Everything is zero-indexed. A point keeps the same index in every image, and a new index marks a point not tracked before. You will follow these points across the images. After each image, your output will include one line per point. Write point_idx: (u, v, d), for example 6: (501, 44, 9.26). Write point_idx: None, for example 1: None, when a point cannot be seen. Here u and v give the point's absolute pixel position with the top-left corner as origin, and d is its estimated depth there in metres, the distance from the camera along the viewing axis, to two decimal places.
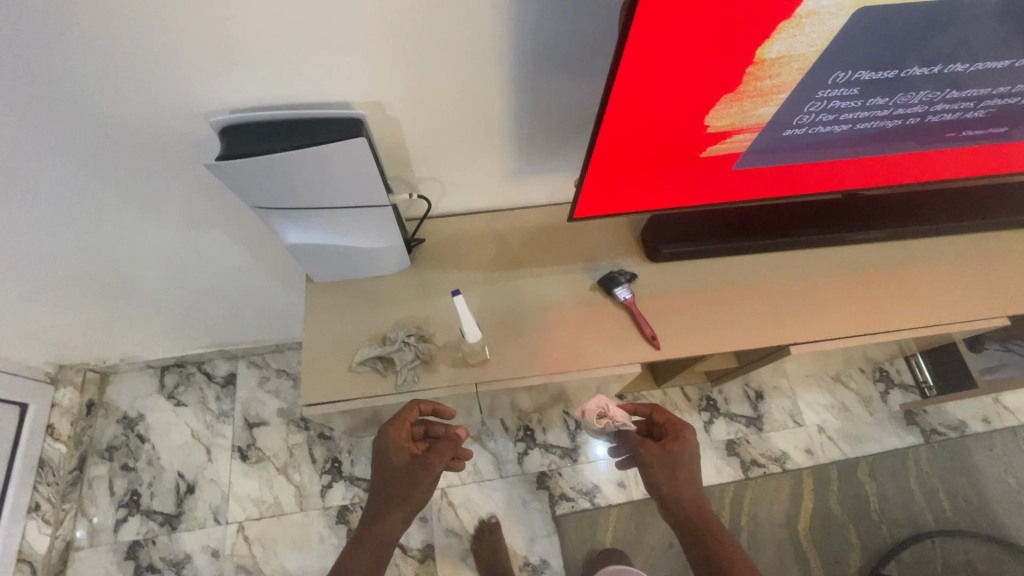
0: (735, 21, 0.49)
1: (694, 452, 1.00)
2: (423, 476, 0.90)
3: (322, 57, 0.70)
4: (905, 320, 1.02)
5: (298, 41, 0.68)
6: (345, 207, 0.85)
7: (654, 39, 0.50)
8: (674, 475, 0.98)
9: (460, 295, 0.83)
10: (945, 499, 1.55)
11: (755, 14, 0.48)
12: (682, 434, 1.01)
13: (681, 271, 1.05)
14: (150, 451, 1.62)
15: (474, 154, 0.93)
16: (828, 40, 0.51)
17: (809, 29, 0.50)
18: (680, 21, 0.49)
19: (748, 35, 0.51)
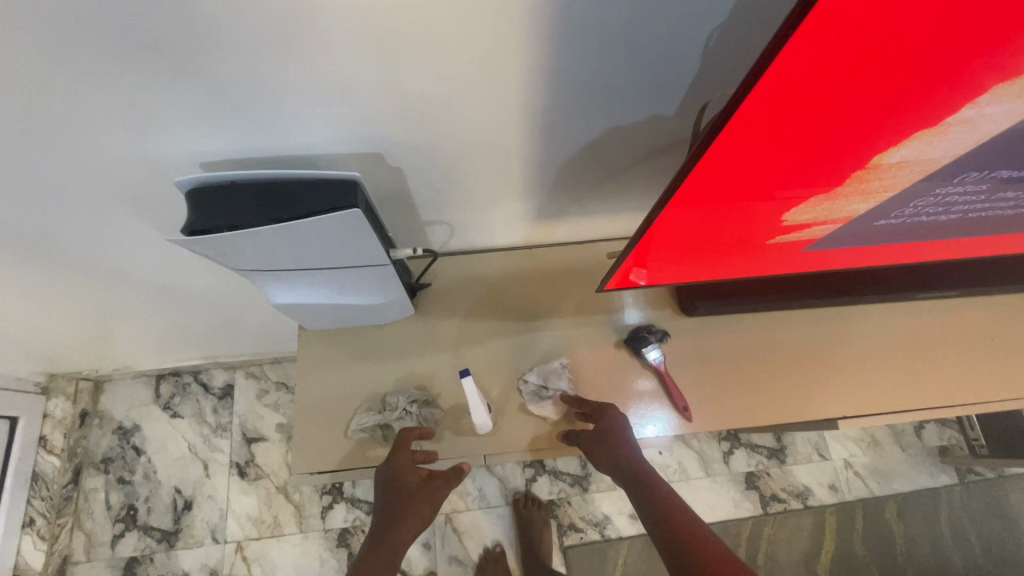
0: (855, 120, 0.36)
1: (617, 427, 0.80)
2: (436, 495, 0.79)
3: (309, 107, 0.58)
4: (967, 394, 0.91)
5: (278, 91, 0.55)
6: (339, 270, 0.73)
7: (742, 147, 0.39)
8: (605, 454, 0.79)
9: (468, 378, 0.80)
10: (976, 543, 1.47)
11: (882, 123, 0.36)
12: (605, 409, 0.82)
13: (717, 326, 0.94)
14: (146, 464, 1.57)
15: (487, 197, 0.81)
16: (970, 145, 0.39)
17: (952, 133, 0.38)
18: (785, 121, 0.36)
19: (866, 137, 0.38)
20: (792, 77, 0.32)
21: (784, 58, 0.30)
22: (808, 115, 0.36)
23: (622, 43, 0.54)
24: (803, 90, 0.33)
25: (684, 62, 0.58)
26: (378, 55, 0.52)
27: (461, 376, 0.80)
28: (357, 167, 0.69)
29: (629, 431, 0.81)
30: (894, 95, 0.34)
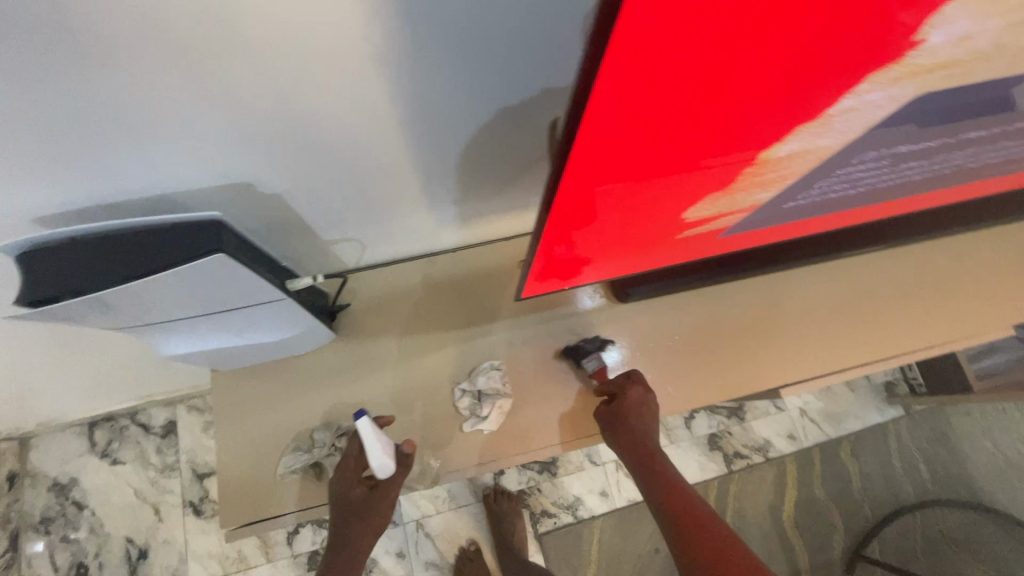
0: (726, 119, 0.32)
1: (648, 412, 0.77)
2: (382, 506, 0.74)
3: (158, 145, 0.50)
4: (905, 344, 0.92)
5: (115, 132, 0.47)
6: (228, 312, 0.65)
7: (606, 159, 0.35)
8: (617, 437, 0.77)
9: (364, 418, 0.71)
10: (925, 470, 1.54)
11: (760, 122, 0.33)
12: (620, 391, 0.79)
13: (655, 307, 0.91)
14: (91, 518, 1.47)
15: (390, 208, 0.74)
16: (856, 131, 0.36)
17: (839, 125, 0.35)
18: (651, 127, 0.32)
19: (745, 135, 0.35)
20: (627, 89, 0.28)
21: (601, 72, 0.26)
22: (668, 125, 0.32)
23: (494, 33, 0.48)
24: (654, 96, 0.29)
25: (569, 46, 0.52)
26: (212, 78, 0.45)
27: (357, 420, 0.70)
28: (230, 198, 0.61)
29: (648, 413, 0.78)
30: (761, 93, 0.31)
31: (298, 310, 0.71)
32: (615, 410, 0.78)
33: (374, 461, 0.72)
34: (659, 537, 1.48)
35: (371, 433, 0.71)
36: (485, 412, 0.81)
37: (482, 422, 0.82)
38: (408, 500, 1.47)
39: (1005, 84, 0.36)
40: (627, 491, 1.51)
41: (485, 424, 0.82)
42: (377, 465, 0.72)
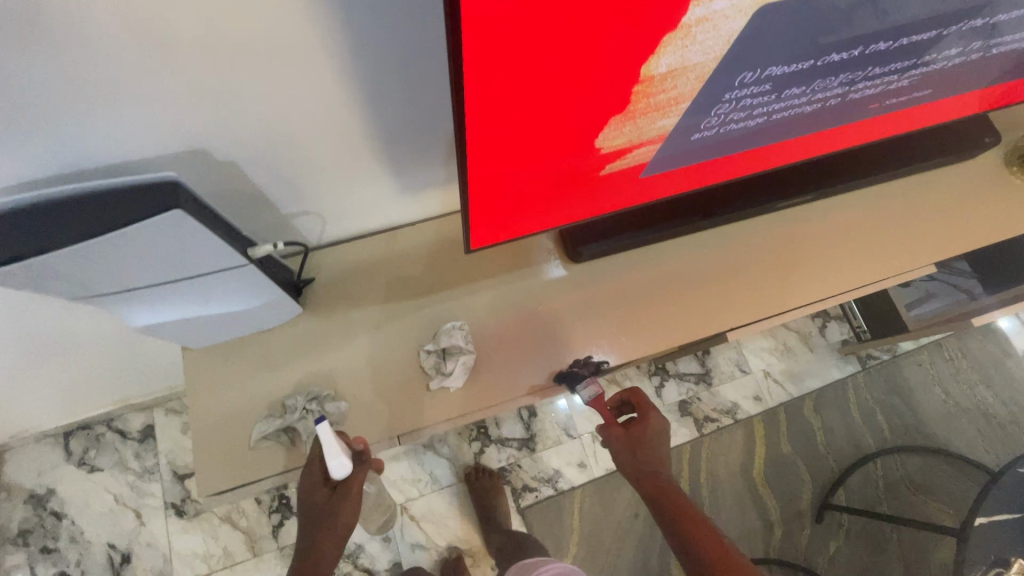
0: (589, 30, 0.40)
1: (660, 437, 0.88)
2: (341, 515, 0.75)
3: (112, 112, 0.53)
4: (843, 284, 0.99)
5: (74, 100, 0.51)
6: (191, 279, 0.69)
7: (497, 74, 0.42)
8: (640, 460, 0.86)
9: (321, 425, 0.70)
10: (883, 420, 1.62)
11: (620, 31, 0.41)
12: (649, 415, 0.88)
13: (607, 266, 0.96)
14: (71, 527, 1.46)
15: (345, 178, 0.78)
16: (708, 41, 0.44)
17: (693, 33, 0.43)
18: (530, 39, 0.39)
19: (611, 45, 0.42)
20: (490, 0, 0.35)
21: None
22: (540, 36, 0.39)
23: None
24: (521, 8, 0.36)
25: None
26: (154, 45, 0.48)
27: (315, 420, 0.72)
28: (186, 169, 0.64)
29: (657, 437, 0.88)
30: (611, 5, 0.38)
31: (260, 278, 0.75)
32: (632, 435, 0.87)
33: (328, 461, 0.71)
34: (638, 502, 1.51)
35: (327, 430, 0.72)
36: (451, 368, 0.85)
37: (445, 377, 0.85)
38: (390, 485, 1.50)
39: (834, 7, 0.45)
40: (605, 461, 1.56)
41: (450, 378, 0.85)
42: (331, 467, 0.71)
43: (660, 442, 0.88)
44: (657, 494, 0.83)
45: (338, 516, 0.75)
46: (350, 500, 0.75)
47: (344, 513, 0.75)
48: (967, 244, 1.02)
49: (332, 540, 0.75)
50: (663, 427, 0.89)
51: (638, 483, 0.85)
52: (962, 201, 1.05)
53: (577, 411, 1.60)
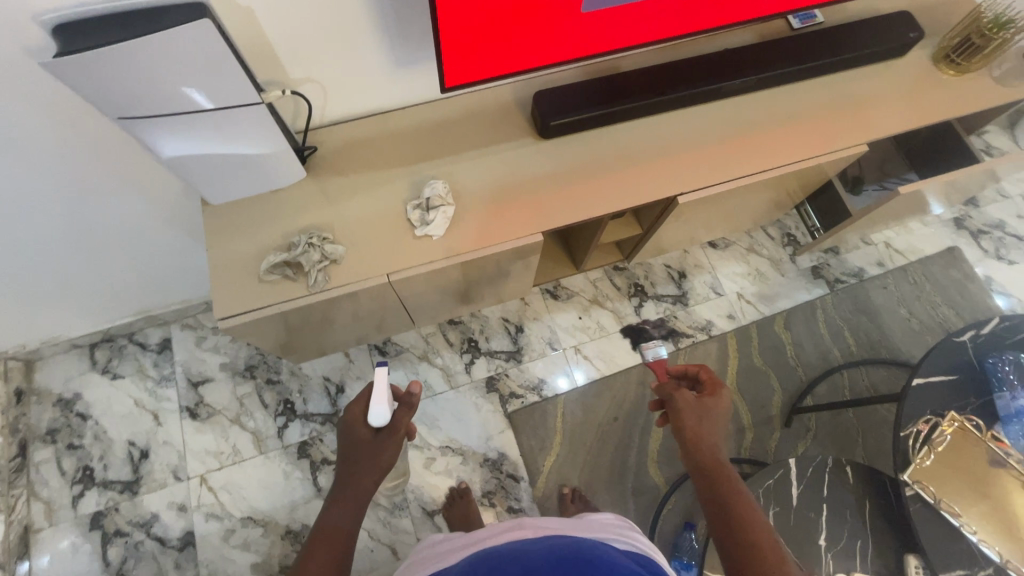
0: None
1: (726, 414, 0.96)
2: (388, 444, 0.92)
3: None
4: (778, 160, 1.14)
5: None
6: (212, 110, 0.83)
7: None
8: (703, 429, 0.93)
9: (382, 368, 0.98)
10: (849, 336, 1.72)
11: None
12: (720, 392, 0.97)
13: (573, 140, 1.11)
14: (95, 427, 1.59)
15: (341, 47, 0.92)
16: None
17: None
18: None
19: None
20: None
21: None
22: None
23: None
24: None
25: None
26: None
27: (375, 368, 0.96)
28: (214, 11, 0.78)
29: (720, 418, 0.96)
30: None
31: (268, 120, 0.89)
32: (701, 403, 0.96)
33: (373, 405, 0.93)
34: (617, 408, 1.62)
35: (382, 381, 0.95)
36: (433, 217, 0.99)
37: (426, 220, 1.00)
38: None
39: None
40: (586, 371, 1.67)
41: (427, 224, 1.00)
42: (375, 408, 0.93)
43: (721, 420, 0.96)
44: (712, 465, 0.90)
45: (383, 452, 0.92)
46: (394, 443, 0.93)
47: (388, 449, 0.92)
48: (888, 127, 1.17)
49: (376, 470, 0.91)
50: (729, 407, 0.98)
51: (694, 448, 0.92)
52: (887, 93, 1.19)
53: (561, 327, 1.72)
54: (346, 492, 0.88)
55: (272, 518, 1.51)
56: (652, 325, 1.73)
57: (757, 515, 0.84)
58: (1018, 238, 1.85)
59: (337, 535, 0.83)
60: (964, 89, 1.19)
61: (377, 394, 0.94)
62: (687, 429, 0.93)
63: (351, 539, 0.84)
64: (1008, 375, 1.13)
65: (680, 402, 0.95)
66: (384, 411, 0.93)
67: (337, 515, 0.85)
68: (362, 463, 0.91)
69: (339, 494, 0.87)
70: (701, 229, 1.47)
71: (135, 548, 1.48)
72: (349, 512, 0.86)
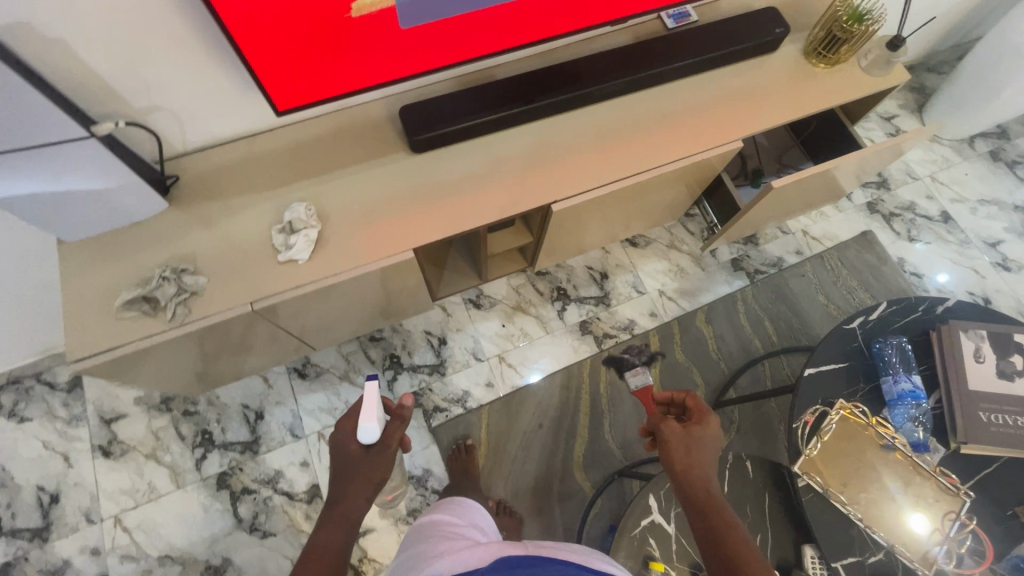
0: None
1: (716, 442, 0.96)
2: (379, 455, 0.86)
3: None
4: (653, 161, 1.14)
5: None
6: (34, 148, 0.79)
7: None
8: (691, 459, 0.92)
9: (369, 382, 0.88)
10: (770, 326, 1.74)
11: None
12: (708, 420, 0.96)
13: (446, 152, 1.10)
14: (1, 474, 1.52)
15: (182, 73, 0.90)
16: None
17: None
18: None
19: None
20: None
21: None
22: None
23: None
24: None
25: None
26: None
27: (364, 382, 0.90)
28: (16, 44, 0.75)
29: (708, 449, 0.95)
30: None
31: (104, 154, 0.86)
32: (689, 433, 0.95)
33: (364, 421, 0.87)
34: (542, 415, 1.62)
35: (371, 396, 0.88)
36: (295, 241, 0.97)
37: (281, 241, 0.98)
38: (308, 415, 1.61)
39: None
40: (510, 380, 1.66)
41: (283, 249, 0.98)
42: (365, 425, 0.87)
43: (712, 449, 0.95)
44: (702, 497, 0.88)
45: (377, 466, 0.85)
46: (386, 461, 0.86)
47: (379, 464, 0.86)
48: (764, 123, 1.18)
49: (365, 486, 0.83)
50: (719, 435, 0.97)
51: (684, 480, 0.90)
52: (763, 88, 1.20)
53: (484, 336, 1.70)
54: (335, 509, 0.81)
55: (190, 554, 1.47)
56: (629, 353, 1.69)
57: (749, 546, 0.81)
58: (928, 218, 1.89)
59: (324, 557, 0.76)
60: (835, 81, 1.21)
61: (368, 409, 0.88)
62: (675, 460, 0.92)
63: (342, 561, 0.77)
64: (892, 359, 1.14)
65: (668, 432, 0.95)
66: (373, 427, 0.86)
67: (328, 535, 0.78)
68: (353, 480, 0.84)
69: (330, 512, 0.80)
70: (617, 225, 1.46)
71: None
72: (339, 530, 0.79)
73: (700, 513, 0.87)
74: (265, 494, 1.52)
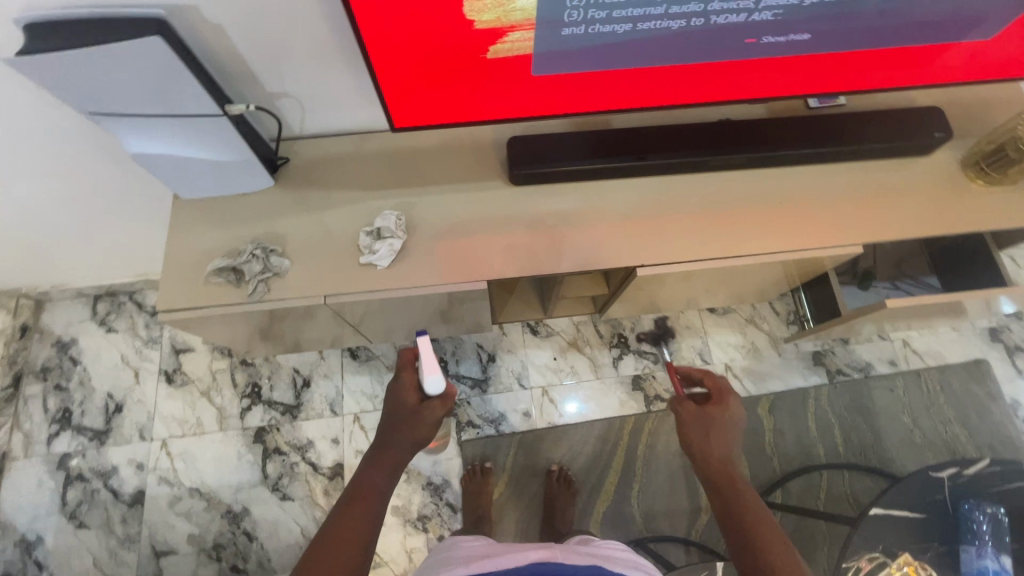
0: None
1: (737, 420, 0.91)
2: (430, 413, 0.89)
3: None
4: (759, 247, 1.05)
5: None
6: (174, 117, 0.85)
7: None
8: (710, 439, 0.88)
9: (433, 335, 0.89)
10: (839, 435, 1.58)
11: None
12: (727, 400, 0.92)
13: (542, 191, 1.08)
14: (82, 373, 1.69)
15: (316, 70, 0.93)
16: None
17: None
18: None
19: None
20: None
21: None
22: None
23: None
24: None
25: None
26: None
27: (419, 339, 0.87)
28: (181, 25, 0.80)
29: (727, 424, 0.90)
30: None
31: (230, 132, 0.90)
32: (705, 413, 0.91)
33: (428, 374, 0.89)
34: (571, 459, 1.58)
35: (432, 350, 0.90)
36: (379, 248, 0.99)
37: (365, 238, 1.01)
38: (350, 394, 1.66)
39: None
40: (548, 415, 1.63)
41: (366, 244, 1.00)
42: (430, 378, 0.89)
43: (732, 431, 0.90)
44: (720, 475, 0.83)
45: (422, 422, 0.88)
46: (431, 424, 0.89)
47: (428, 423, 0.88)
48: (895, 233, 1.05)
49: (412, 439, 0.87)
50: (742, 415, 0.92)
51: (702, 462, 0.86)
52: (901, 192, 1.08)
53: (533, 364, 1.67)
54: (382, 454, 0.84)
55: (216, 494, 1.56)
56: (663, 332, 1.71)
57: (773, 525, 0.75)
58: None
59: (368, 494, 0.78)
60: (990, 202, 1.07)
61: (432, 363, 0.90)
62: (693, 444, 0.88)
63: (382, 497, 0.78)
64: (982, 529, 1.01)
65: (683, 412, 0.91)
66: (441, 379, 0.90)
67: (375, 474, 0.81)
68: (400, 429, 0.87)
69: (374, 456, 0.84)
70: (699, 293, 1.37)
71: (91, 495, 1.56)
72: (383, 470, 0.81)
73: (721, 500, 0.80)
74: (294, 459, 1.59)
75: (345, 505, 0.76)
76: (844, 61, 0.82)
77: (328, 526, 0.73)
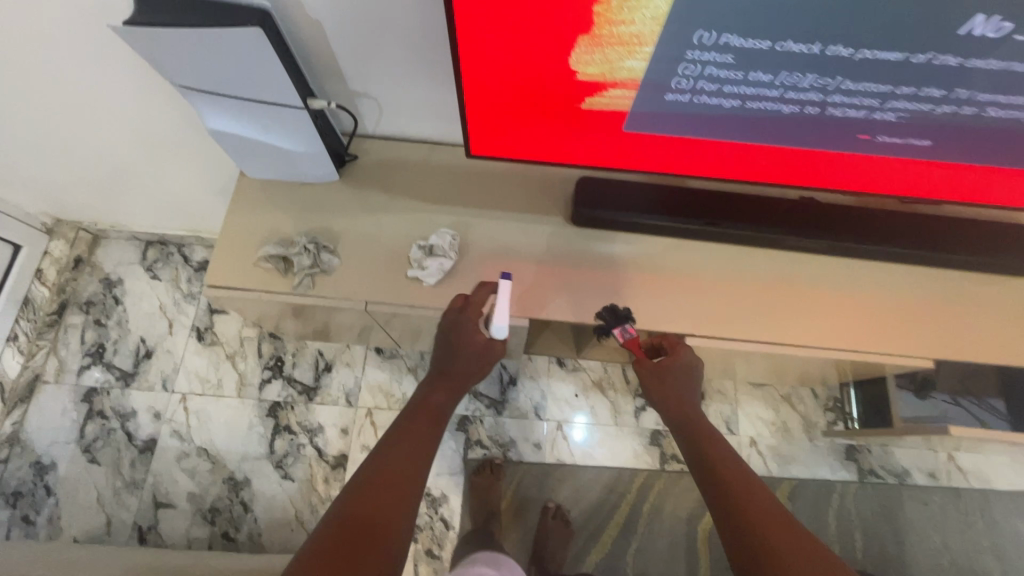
0: None
1: (692, 364, 0.91)
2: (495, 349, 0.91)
3: None
4: (821, 341, 0.99)
5: None
6: (257, 102, 0.86)
7: None
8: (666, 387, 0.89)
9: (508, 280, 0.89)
10: (859, 539, 1.50)
11: None
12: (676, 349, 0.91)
13: (602, 236, 1.04)
14: (121, 313, 1.75)
15: (402, 78, 0.92)
16: None
17: None
18: None
19: None
20: None
21: None
22: None
23: None
24: None
25: None
26: None
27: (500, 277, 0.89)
28: (282, 17, 0.80)
29: (680, 369, 0.90)
30: None
31: (307, 125, 0.91)
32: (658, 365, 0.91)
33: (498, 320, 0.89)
34: (573, 501, 1.54)
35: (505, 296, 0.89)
36: (428, 265, 0.97)
37: (417, 252, 0.99)
38: (367, 388, 1.66)
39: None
40: (558, 452, 1.59)
41: (417, 257, 0.98)
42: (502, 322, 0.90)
43: (689, 378, 0.91)
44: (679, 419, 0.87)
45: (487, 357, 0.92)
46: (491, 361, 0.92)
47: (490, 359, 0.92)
48: (971, 355, 0.97)
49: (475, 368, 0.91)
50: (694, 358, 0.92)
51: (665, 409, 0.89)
52: (986, 310, 1.00)
53: (553, 396, 1.64)
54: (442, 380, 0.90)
55: (221, 458, 1.58)
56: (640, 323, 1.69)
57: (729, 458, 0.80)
58: None
59: (432, 414, 0.85)
60: None
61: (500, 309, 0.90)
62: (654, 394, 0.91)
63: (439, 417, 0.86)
64: None
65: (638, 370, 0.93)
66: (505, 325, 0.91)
67: (440, 398, 0.87)
68: (466, 361, 0.90)
69: (438, 381, 0.89)
70: (741, 364, 1.31)
71: (107, 433, 1.61)
72: (448, 393, 0.88)
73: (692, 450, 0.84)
74: (301, 440, 1.60)
75: (409, 422, 0.83)
76: (960, 173, 0.75)
77: (390, 437, 0.80)
